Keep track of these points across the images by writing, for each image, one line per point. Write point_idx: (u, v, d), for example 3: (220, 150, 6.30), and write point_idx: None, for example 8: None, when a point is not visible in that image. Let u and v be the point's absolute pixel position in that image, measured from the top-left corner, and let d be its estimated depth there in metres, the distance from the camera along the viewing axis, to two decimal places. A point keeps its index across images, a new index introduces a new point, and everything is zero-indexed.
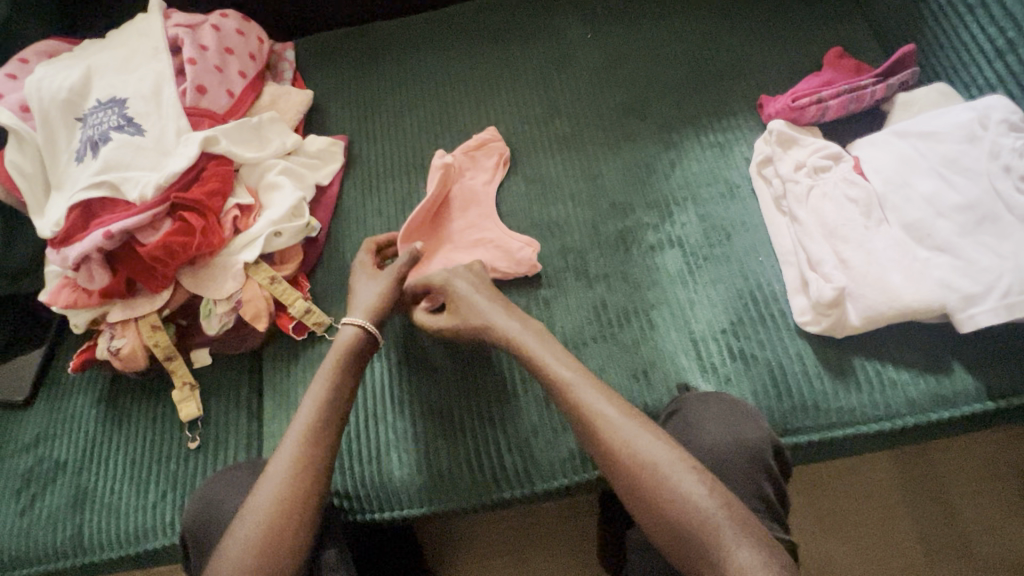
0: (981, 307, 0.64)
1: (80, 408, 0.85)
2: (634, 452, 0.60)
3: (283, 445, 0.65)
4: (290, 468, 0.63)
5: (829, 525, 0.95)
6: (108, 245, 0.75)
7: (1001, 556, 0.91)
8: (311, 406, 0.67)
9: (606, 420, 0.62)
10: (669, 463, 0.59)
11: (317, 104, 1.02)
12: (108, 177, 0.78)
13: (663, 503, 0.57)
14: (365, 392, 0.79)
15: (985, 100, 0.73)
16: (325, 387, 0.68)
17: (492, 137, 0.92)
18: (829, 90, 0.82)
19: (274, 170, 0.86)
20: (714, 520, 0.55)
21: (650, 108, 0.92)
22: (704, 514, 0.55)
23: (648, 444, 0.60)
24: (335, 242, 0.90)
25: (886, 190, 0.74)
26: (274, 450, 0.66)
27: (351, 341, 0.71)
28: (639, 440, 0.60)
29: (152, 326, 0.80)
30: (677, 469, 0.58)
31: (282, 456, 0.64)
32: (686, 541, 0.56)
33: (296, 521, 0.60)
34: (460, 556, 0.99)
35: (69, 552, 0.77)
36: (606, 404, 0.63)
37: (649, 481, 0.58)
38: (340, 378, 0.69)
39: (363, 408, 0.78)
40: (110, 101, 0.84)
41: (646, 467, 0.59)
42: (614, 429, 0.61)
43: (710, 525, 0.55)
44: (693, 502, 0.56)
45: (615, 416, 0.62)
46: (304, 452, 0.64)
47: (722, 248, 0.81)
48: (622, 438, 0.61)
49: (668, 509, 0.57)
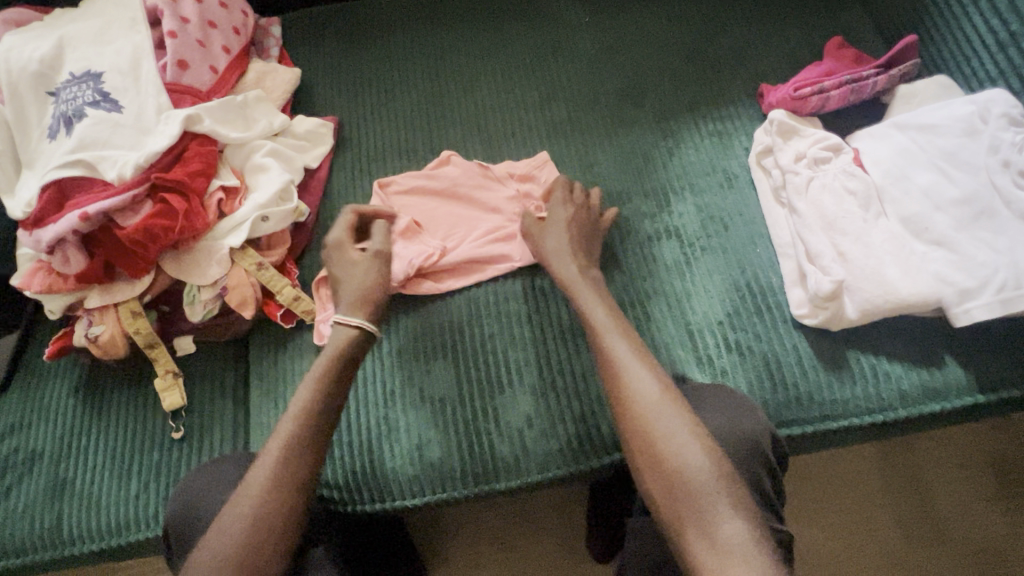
0: (976, 302, 0.65)
1: (57, 395, 0.81)
2: (646, 413, 0.60)
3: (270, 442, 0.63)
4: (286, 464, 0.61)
5: (812, 512, 0.96)
6: (84, 227, 0.72)
7: (978, 542, 0.93)
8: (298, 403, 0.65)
9: (627, 384, 0.62)
10: (678, 426, 0.59)
11: (305, 84, 0.98)
12: (84, 156, 0.74)
13: (662, 464, 0.57)
14: (359, 390, 0.77)
15: (986, 94, 0.73)
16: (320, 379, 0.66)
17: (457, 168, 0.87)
18: (831, 80, 0.81)
19: (261, 151, 0.83)
20: (710, 486, 0.55)
21: (648, 94, 0.91)
22: (705, 484, 0.55)
23: (659, 405, 0.60)
24: (324, 228, 0.88)
25: (885, 183, 0.74)
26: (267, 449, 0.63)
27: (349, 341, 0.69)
28: (659, 402, 0.61)
29: (133, 313, 0.77)
30: (682, 434, 0.58)
31: (274, 455, 0.62)
32: (680, 500, 0.55)
33: (285, 525, 0.59)
34: (448, 545, 0.98)
35: (47, 545, 0.75)
36: (632, 360, 0.64)
37: (651, 444, 0.59)
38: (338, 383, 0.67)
39: (354, 402, 0.76)
40: (85, 75, 0.80)
41: (657, 428, 0.59)
42: (632, 392, 0.62)
43: (708, 495, 0.54)
44: (693, 465, 0.56)
45: (638, 374, 0.63)
46: (296, 454, 0.62)
47: (720, 238, 0.80)
48: (643, 398, 0.61)
49: (667, 469, 0.57)
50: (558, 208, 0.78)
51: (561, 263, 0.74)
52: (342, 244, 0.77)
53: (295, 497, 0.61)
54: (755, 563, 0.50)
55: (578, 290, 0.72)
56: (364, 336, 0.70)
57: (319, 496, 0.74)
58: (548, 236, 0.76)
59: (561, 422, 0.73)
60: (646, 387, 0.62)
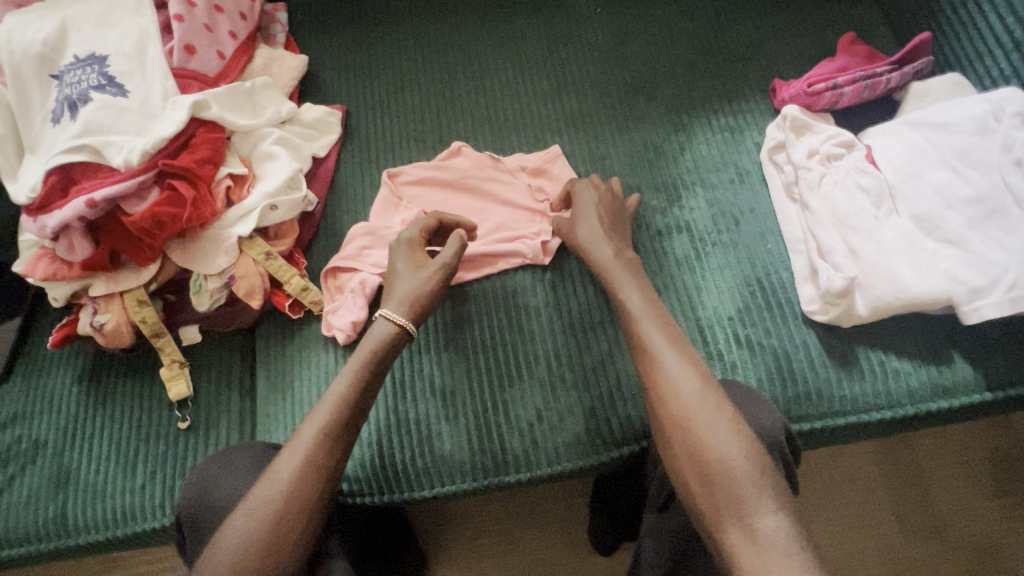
0: (986, 300, 0.65)
1: (60, 384, 0.80)
2: (682, 400, 0.61)
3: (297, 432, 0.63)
4: (308, 454, 0.61)
5: (815, 507, 0.97)
6: (90, 214, 0.70)
7: (975, 538, 0.95)
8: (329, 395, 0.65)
9: (669, 381, 0.63)
10: (715, 414, 0.59)
11: (311, 71, 0.96)
12: (89, 141, 0.72)
13: (697, 453, 0.58)
14: (389, 384, 0.76)
15: (1000, 92, 0.73)
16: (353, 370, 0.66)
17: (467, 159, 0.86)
18: (844, 76, 0.80)
19: (269, 139, 0.82)
20: (751, 484, 0.55)
21: (660, 88, 0.90)
22: (740, 470, 0.55)
23: (701, 404, 0.60)
24: (331, 218, 0.87)
25: (898, 181, 0.74)
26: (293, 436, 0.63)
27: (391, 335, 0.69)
28: (700, 401, 0.61)
29: (139, 301, 0.76)
30: (718, 422, 0.59)
31: (298, 447, 0.61)
32: (715, 485, 0.56)
33: (307, 517, 0.59)
34: (451, 537, 0.99)
35: (51, 534, 0.74)
36: (674, 357, 0.64)
37: (691, 441, 0.59)
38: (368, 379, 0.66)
39: (384, 397, 0.75)
40: (89, 58, 0.78)
41: (693, 415, 0.60)
42: (673, 389, 0.62)
43: (743, 481, 0.55)
44: (730, 452, 0.57)
45: (680, 372, 0.63)
46: (320, 447, 0.61)
47: (731, 234, 0.80)
48: (680, 386, 0.62)
49: (704, 459, 0.57)
50: (586, 199, 0.78)
51: (597, 248, 0.74)
52: (414, 244, 0.76)
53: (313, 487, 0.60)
54: (794, 557, 0.50)
55: (622, 283, 0.71)
56: (400, 337, 0.70)
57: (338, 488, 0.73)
58: (585, 226, 0.76)
59: (572, 415, 0.73)
60: (688, 385, 0.62)
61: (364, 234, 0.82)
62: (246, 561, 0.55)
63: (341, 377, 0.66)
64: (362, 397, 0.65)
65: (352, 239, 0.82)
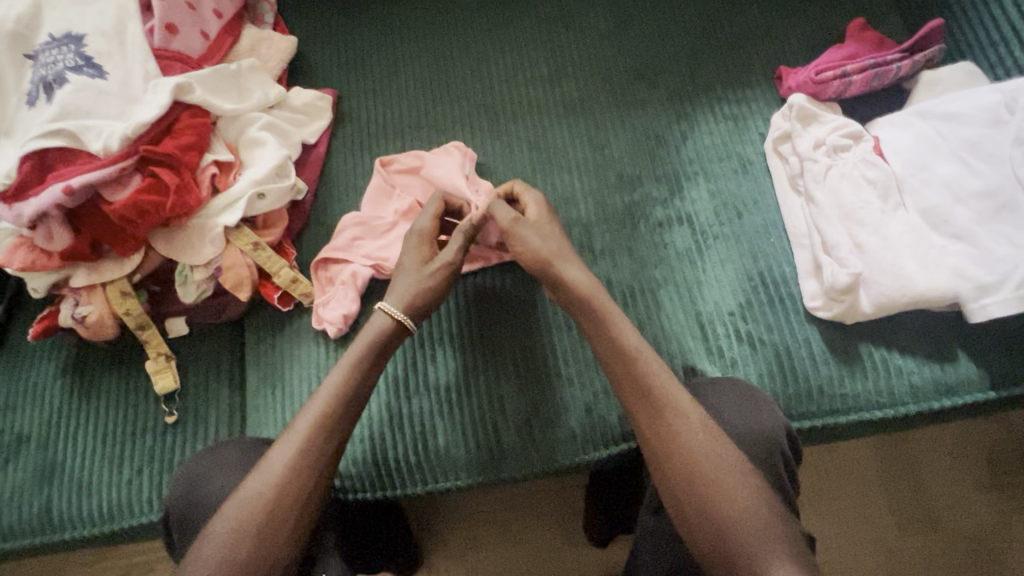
0: (993, 298, 0.64)
1: (43, 377, 0.78)
2: (690, 456, 0.58)
3: (295, 432, 0.60)
4: (299, 453, 0.59)
5: (812, 501, 0.97)
6: (68, 202, 0.67)
7: (969, 530, 0.95)
8: (327, 395, 0.62)
9: (676, 421, 0.59)
10: (724, 468, 0.56)
11: (301, 53, 0.93)
12: (66, 124, 0.69)
13: (708, 503, 0.55)
14: (386, 381, 0.74)
15: (1014, 82, 0.71)
16: (350, 369, 0.64)
17: (463, 154, 0.82)
18: (853, 64, 0.78)
19: (256, 125, 0.79)
20: (760, 535, 0.53)
21: (662, 74, 0.87)
22: (755, 526, 0.53)
23: (709, 446, 0.58)
24: (322, 206, 0.84)
25: (906, 173, 0.72)
26: (285, 432, 0.61)
27: (391, 331, 0.66)
28: (708, 443, 0.58)
29: (122, 293, 0.73)
30: (728, 475, 0.56)
31: (287, 443, 0.60)
32: (731, 550, 0.53)
33: (298, 518, 0.57)
34: (446, 531, 0.98)
35: (36, 530, 0.73)
36: (677, 393, 0.61)
37: (700, 486, 0.56)
38: (364, 373, 0.64)
39: (381, 394, 0.73)
40: (65, 37, 0.74)
41: (703, 470, 0.57)
42: (679, 428, 0.59)
43: (758, 539, 0.52)
44: (742, 510, 0.54)
45: (685, 409, 0.60)
46: (313, 442, 0.60)
47: (733, 226, 0.78)
48: (686, 440, 0.58)
49: (713, 502, 0.55)
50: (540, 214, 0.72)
51: (563, 267, 0.68)
52: (425, 236, 0.72)
53: (311, 490, 0.58)
54: None
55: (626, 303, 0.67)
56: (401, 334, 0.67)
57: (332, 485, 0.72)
58: (528, 238, 0.69)
59: (568, 411, 0.72)
60: (694, 425, 0.59)
61: (355, 224, 0.79)
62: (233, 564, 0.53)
63: (338, 373, 0.64)
64: (358, 395, 0.63)
65: (343, 230, 0.79)
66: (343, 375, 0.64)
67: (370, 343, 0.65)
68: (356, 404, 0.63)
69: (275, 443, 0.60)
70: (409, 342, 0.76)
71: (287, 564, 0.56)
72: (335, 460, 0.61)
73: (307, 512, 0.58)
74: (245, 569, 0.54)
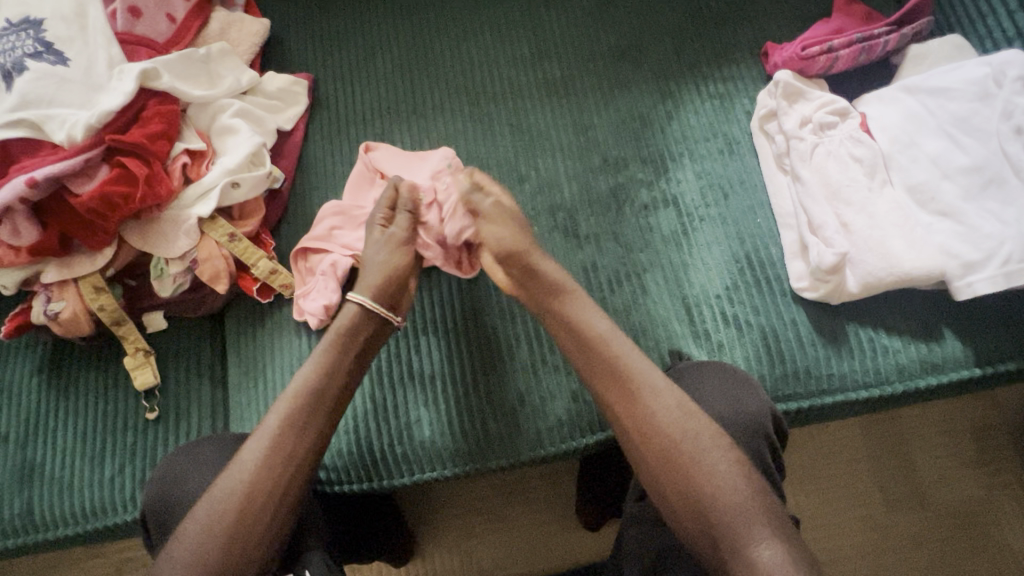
0: (980, 275, 0.63)
1: (19, 376, 0.76)
2: (673, 441, 0.57)
3: (268, 428, 0.59)
4: (269, 448, 0.58)
5: (799, 478, 0.98)
6: (33, 195, 0.65)
7: (954, 505, 0.96)
8: (299, 388, 0.61)
9: (656, 405, 0.59)
10: (705, 451, 0.56)
11: (275, 37, 0.90)
12: (28, 115, 0.66)
13: (691, 486, 0.55)
14: (369, 373, 0.73)
15: (1002, 55, 0.69)
16: (317, 362, 0.63)
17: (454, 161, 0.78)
18: (840, 39, 0.76)
19: (228, 112, 0.77)
20: (743, 517, 0.52)
21: (646, 52, 0.85)
22: (735, 506, 0.53)
23: (687, 429, 0.57)
24: (301, 196, 0.82)
25: (893, 150, 0.70)
26: (255, 426, 0.60)
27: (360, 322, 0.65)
28: (683, 425, 0.58)
29: (95, 288, 0.71)
30: (709, 458, 0.56)
31: (258, 436, 0.59)
32: (714, 533, 0.53)
33: (270, 516, 0.56)
34: (437, 518, 0.98)
35: (18, 531, 0.71)
36: (654, 378, 0.60)
37: (683, 469, 0.56)
38: (336, 365, 0.63)
39: (365, 387, 0.72)
40: (23, 23, 0.71)
41: (682, 451, 0.56)
42: (658, 410, 0.59)
43: (738, 519, 0.52)
44: (725, 492, 0.54)
45: (660, 393, 0.60)
46: (283, 435, 0.59)
47: (719, 208, 0.77)
48: (665, 422, 0.58)
49: (695, 486, 0.55)
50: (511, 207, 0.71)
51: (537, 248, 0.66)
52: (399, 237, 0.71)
53: (287, 487, 0.57)
54: None
55: None
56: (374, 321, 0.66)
57: (317, 478, 0.71)
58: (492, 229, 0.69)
59: (553, 397, 0.71)
60: (674, 408, 0.59)
61: (335, 214, 0.77)
62: (208, 563, 0.53)
63: (308, 364, 0.63)
64: (332, 386, 0.62)
65: (322, 219, 0.77)
66: (316, 368, 0.63)
67: (343, 333, 0.65)
68: (332, 396, 0.62)
69: (246, 440, 0.60)
70: (392, 333, 0.74)
71: (264, 559, 0.55)
72: (311, 452, 0.60)
73: (284, 506, 0.57)
74: (221, 564, 0.53)
